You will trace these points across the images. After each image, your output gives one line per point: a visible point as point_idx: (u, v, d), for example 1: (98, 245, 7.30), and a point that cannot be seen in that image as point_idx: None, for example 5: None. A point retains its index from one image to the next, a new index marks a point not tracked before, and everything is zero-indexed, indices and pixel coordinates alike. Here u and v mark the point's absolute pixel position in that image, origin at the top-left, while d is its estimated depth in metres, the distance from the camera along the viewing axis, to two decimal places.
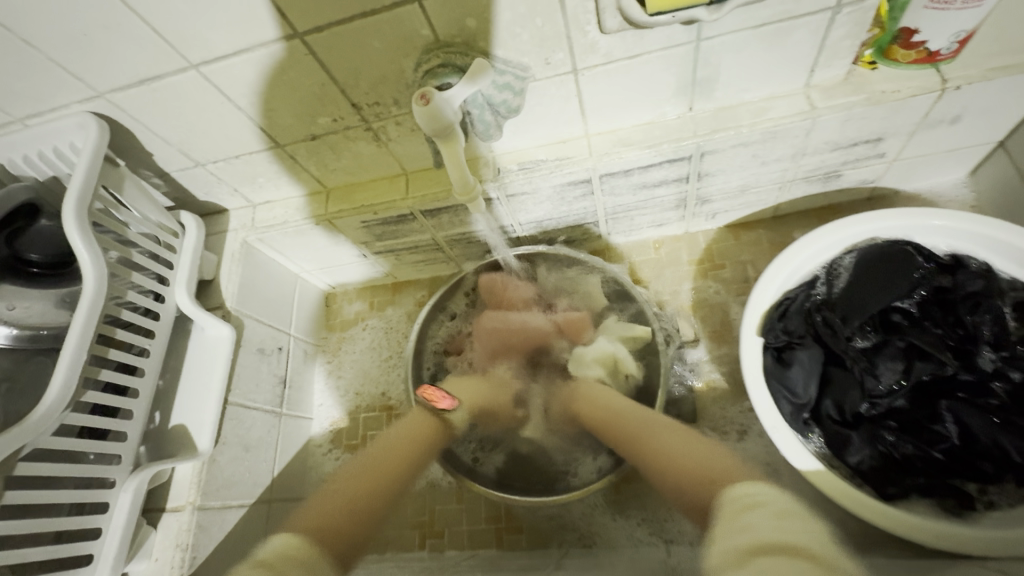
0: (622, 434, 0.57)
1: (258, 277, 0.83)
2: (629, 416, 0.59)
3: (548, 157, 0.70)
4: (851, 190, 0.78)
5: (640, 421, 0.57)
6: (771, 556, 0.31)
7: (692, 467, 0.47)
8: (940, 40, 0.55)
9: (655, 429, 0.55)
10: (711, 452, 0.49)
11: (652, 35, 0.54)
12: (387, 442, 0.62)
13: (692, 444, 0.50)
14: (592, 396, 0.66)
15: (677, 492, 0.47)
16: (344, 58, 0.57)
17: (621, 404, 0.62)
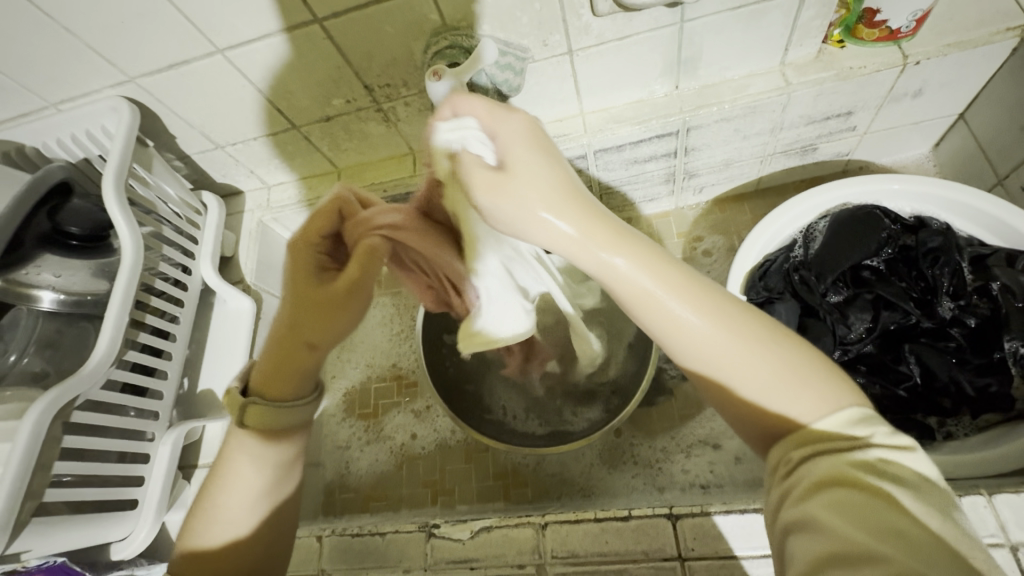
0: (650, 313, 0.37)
1: (274, 255, 0.88)
2: (679, 290, 0.37)
3: (547, 134, 0.75)
4: (827, 164, 0.84)
5: (690, 319, 0.36)
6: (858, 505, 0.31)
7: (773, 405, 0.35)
8: (899, 19, 0.61)
9: (707, 331, 0.36)
10: (796, 360, 0.35)
11: (640, 17, 0.60)
12: (228, 498, 0.49)
13: (767, 342, 0.35)
14: (586, 238, 0.39)
15: (760, 422, 0.36)
16: (358, 42, 0.62)
17: (650, 254, 0.39)
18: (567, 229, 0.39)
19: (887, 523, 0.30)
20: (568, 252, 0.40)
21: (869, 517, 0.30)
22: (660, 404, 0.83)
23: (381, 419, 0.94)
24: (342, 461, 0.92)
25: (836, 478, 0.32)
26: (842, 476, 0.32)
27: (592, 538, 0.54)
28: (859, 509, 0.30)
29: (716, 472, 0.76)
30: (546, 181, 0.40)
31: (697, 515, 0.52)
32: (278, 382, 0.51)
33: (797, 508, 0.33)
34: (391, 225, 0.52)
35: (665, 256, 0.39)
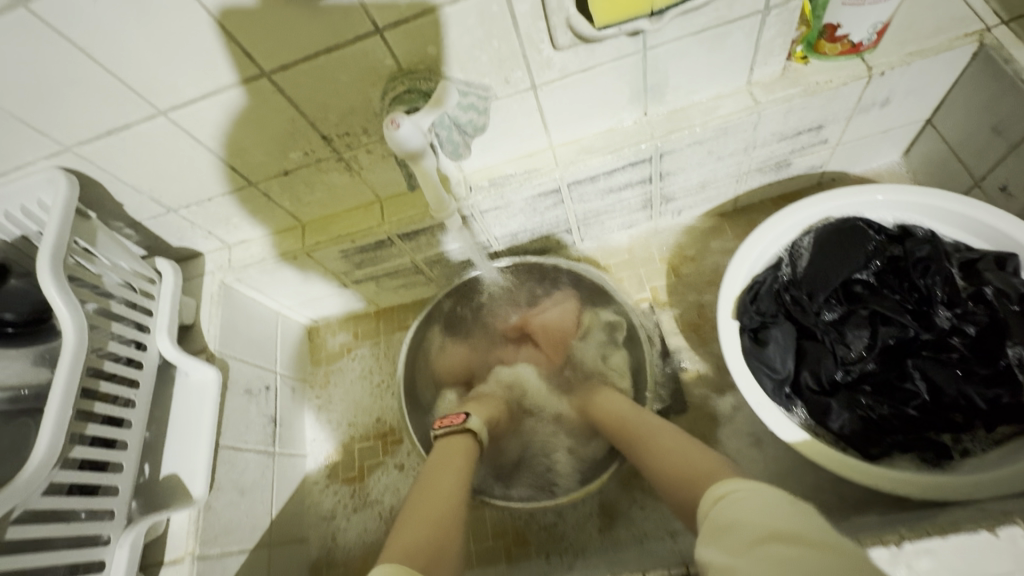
0: (628, 430, 0.62)
1: (239, 318, 0.83)
2: (636, 427, 0.62)
3: (517, 171, 0.73)
4: (801, 177, 0.83)
5: (643, 429, 0.61)
6: (766, 547, 0.34)
7: (675, 463, 0.51)
8: (859, 32, 0.61)
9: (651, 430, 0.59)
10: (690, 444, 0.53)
11: (602, 48, 0.58)
12: (446, 454, 0.64)
13: (675, 440, 0.55)
14: (606, 403, 0.70)
15: (673, 497, 0.49)
16: (311, 93, 0.58)
17: (634, 411, 0.65)
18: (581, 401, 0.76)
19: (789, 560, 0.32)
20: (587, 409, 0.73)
21: (775, 555, 0.33)
22: None
23: (366, 483, 0.88)
24: (329, 532, 0.86)
25: (749, 534, 0.36)
26: (753, 530, 0.36)
27: None
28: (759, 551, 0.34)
29: None
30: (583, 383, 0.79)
31: None
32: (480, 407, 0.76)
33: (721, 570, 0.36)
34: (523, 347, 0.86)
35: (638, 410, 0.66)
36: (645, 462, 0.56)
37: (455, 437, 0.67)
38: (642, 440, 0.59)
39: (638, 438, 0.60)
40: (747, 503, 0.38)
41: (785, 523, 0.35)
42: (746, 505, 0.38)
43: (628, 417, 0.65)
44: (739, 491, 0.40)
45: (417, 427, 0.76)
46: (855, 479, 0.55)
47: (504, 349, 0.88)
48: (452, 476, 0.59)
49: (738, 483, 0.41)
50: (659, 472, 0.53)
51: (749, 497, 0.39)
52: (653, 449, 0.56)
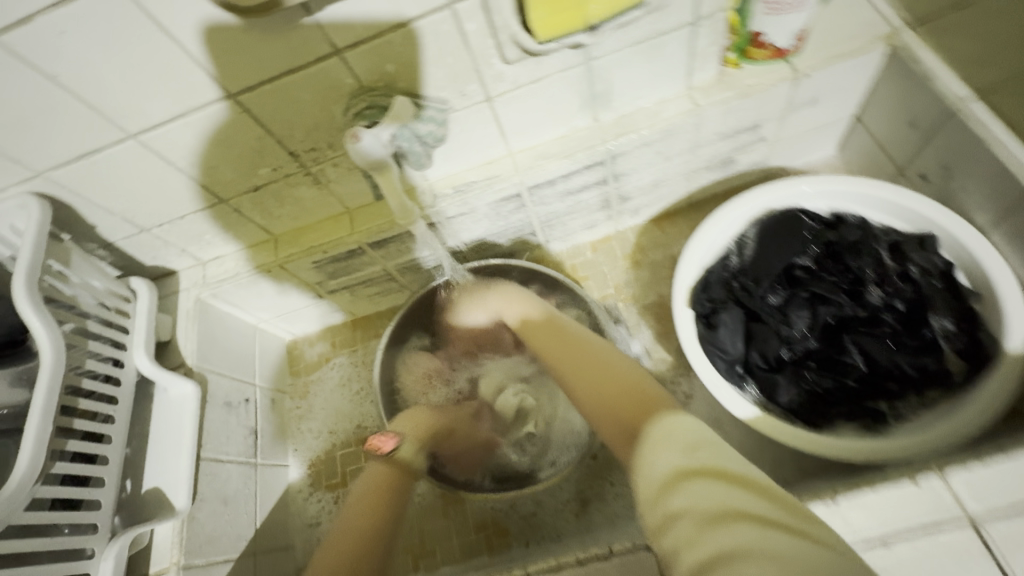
0: (560, 349, 0.62)
1: (216, 332, 0.84)
2: (567, 346, 0.62)
3: (478, 178, 0.77)
4: (747, 173, 0.89)
5: (574, 350, 0.61)
6: (702, 484, 0.37)
7: (609, 391, 0.53)
8: (783, 38, 0.66)
9: (582, 352, 0.60)
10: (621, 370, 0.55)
11: (549, 61, 0.63)
12: (363, 499, 0.61)
13: (605, 364, 0.56)
14: (545, 320, 0.69)
15: (605, 424, 0.51)
16: (276, 112, 0.62)
17: (570, 331, 0.65)
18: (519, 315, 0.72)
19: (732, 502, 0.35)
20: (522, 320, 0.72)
21: (712, 490, 0.36)
22: None
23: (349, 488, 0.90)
24: (313, 538, 0.88)
25: (684, 472, 0.38)
26: (686, 467, 0.38)
27: None
28: (698, 490, 0.37)
29: None
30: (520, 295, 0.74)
31: None
32: (415, 423, 0.72)
33: (658, 512, 0.38)
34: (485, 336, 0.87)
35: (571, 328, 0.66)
36: (574, 375, 0.57)
37: (375, 477, 0.64)
38: (573, 360, 0.59)
39: (570, 356, 0.60)
40: (674, 443, 0.41)
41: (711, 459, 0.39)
42: (675, 444, 0.41)
43: (562, 334, 0.64)
44: (667, 429, 0.43)
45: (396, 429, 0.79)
46: (801, 447, 0.60)
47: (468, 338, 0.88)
48: (366, 524, 0.58)
49: (670, 423, 0.43)
50: (592, 395, 0.54)
51: (678, 434, 0.42)
52: (584, 369, 0.57)
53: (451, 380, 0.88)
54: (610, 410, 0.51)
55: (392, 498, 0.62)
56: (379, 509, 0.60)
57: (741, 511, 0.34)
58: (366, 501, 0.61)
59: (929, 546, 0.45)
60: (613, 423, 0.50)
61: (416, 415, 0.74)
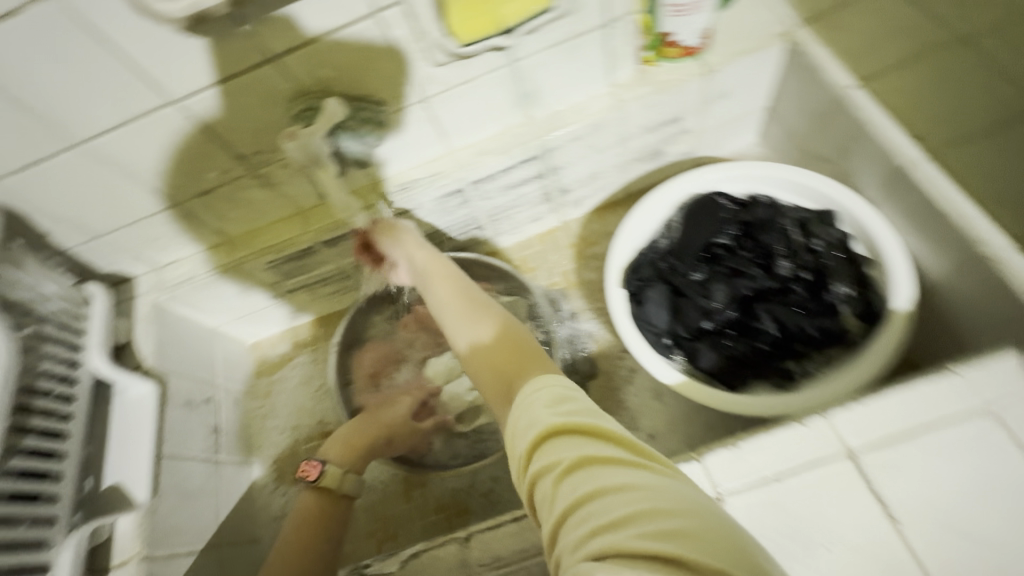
0: (467, 314, 0.65)
1: (175, 335, 0.87)
2: (467, 315, 0.65)
3: (422, 175, 0.81)
4: (678, 163, 0.95)
5: (473, 317, 0.64)
6: (561, 441, 0.41)
7: (497, 357, 0.57)
8: (690, 37, 0.72)
9: (479, 321, 0.63)
10: (513, 336, 0.59)
11: (476, 63, 0.68)
12: (294, 525, 0.64)
13: (499, 331, 0.60)
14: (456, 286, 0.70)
15: (488, 386, 0.56)
16: (219, 116, 0.65)
17: (475, 299, 0.68)
18: (438, 288, 0.72)
19: (589, 454, 0.40)
20: (433, 284, 0.72)
21: (569, 446, 0.41)
22: None
23: None
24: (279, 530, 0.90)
25: (548, 434, 0.42)
26: (548, 427, 0.42)
27: (512, 538, 0.56)
28: (562, 447, 0.41)
29: None
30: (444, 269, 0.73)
31: None
32: (347, 442, 0.71)
33: (527, 473, 0.43)
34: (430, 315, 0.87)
35: (476, 295, 0.69)
36: (472, 345, 0.61)
37: (303, 507, 0.66)
38: (472, 328, 0.63)
39: (469, 325, 0.64)
40: (538, 402, 0.45)
41: (568, 412, 0.43)
42: (540, 406, 0.45)
43: (471, 301, 0.67)
44: (533, 392, 0.47)
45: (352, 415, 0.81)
46: (719, 406, 0.66)
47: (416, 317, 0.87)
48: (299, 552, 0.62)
49: (540, 386, 0.47)
50: (484, 360, 0.58)
51: (545, 393, 0.46)
52: (482, 336, 0.61)
53: (399, 362, 0.87)
54: (497, 371, 0.55)
55: (323, 522, 0.65)
56: (309, 535, 0.63)
57: (593, 467, 0.39)
58: (297, 529, 0.63)
59: (817, 478, 0.50)
60: (496, 382, 0.55)
61: (346, 435, 0.72)
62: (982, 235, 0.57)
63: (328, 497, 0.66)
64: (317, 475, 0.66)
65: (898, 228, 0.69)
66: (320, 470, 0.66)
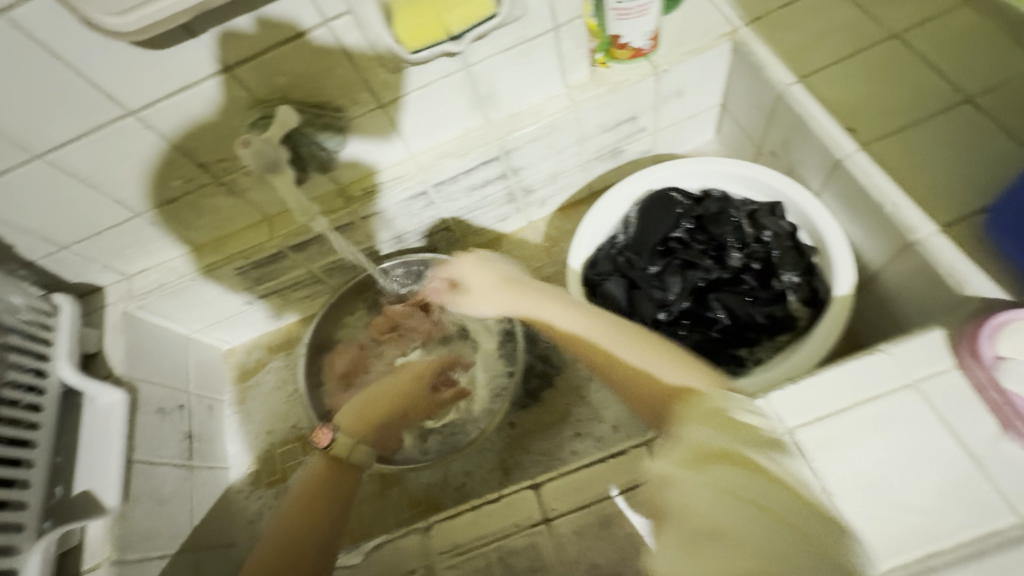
0: (587, 339, 0.64)
1: (146, 343, 0.88)
2: (592, 336, 0.63)
3: (385, 179, 0.83)
4: (638, 161, 0.98)
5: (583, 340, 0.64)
6: (711, 471, 0.45)
7: (643, 381, 0.57)
8: (638, 39, 0.75)
9: (602, 341, 0.62)
10: (649, 359, 0.58)
11: (430, 68, 0.70)
12: (300, 492, 0.62)
13: (631, 352, 0.60)
14: (566, 306, 0.68)
15: (643, 407, 0.58)
16: (179, 125, 0.67)
17: (590, 317, 0.66)
18: (553, 308, 0.69)
19: (736, 492, 0.44)
20: (524, 309, 0.71)
21: (714, 477, 0.45)
22: (546, 399, 0.87)
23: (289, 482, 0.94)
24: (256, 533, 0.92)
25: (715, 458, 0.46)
26: (726, 452, 0.46)
27: (470, 525, 0.57)
28: (718, 477, 0.45)
29: (603, 445, 0.82)
30: (543, 296, 0.70)
31: (556, 476, 0.58)
32: (365, 412, 0.71)
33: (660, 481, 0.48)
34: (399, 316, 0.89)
35: (593, 312, 0.66)
36: (616, 363, 0.61)
37: (312, 474, 0.64)
38: (597, 349, 0.62)
39: (599, 349, 0.62)
40: (715, 419, 0.50)
41: (738, 444, 0.47)
42: (719, 432, 0.49)
43: (587, 320, 0.65)
44: (724, 412, 0.51)
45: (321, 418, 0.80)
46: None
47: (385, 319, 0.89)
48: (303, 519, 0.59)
49: (697, 420, 0.50)
50: (629, 383, 0.59)
51: (711, 416, 0.50)
52: (613, 362, 0.61)
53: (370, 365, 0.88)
54: (647, 392, 0.57)
55: (325, 495, 0.62)
56: (311, 504, 0.61)
57: (722, 510, 0.43)
58: (302, 496, 0.62)
59: None
60: (649, 406, 0.57)
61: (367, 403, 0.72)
62: (910, 222, 0.60)
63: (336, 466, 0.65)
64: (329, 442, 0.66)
65: (840, 218, 0.72)
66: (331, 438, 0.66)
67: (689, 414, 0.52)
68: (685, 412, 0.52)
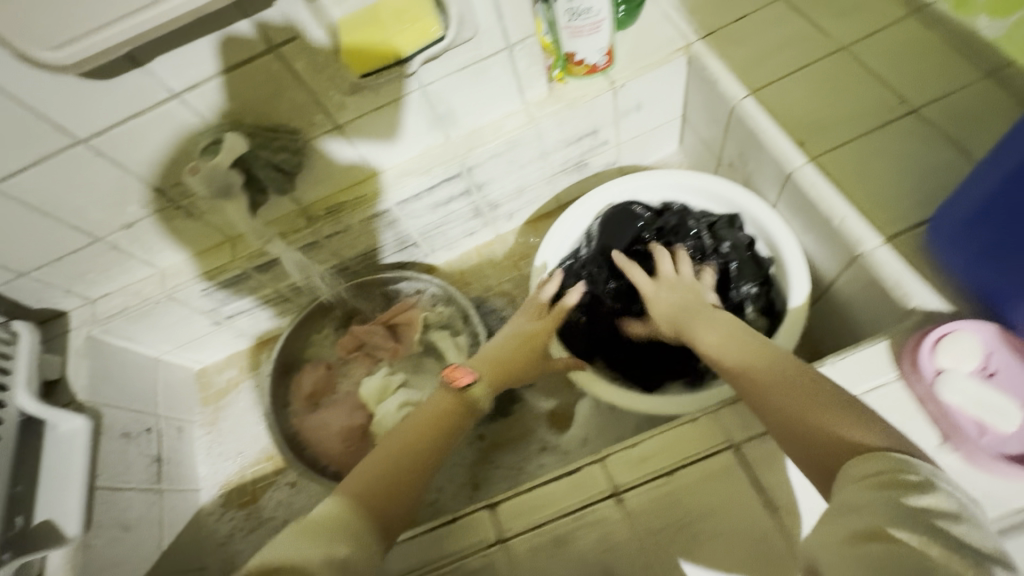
0: (733, 362, 0.54)
1: (111, 367, 0.87)
2: (734, 359, 0.54)
3: (347, 198, 0.83)
4: (604, 174, 0.99)
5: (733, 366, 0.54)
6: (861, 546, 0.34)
7: (800, 417, 0.45)
8: (592, 56, 0.76)
9: (753, 368, 0.52)
10: (810, 396, 0.46)
11: (384, 89, 0.70)
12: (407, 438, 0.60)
13: (782, 387, 0.48)
14: (716, 325, 0.60)
15: (799, 452, 0.44)
16: (132, 151, 0.67)
17: (734, 338, 0.56)
18: (701, 327, 0.61)
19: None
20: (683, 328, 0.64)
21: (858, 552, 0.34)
22: (515, 414, 0.87)
23: (260, 503, 0.94)
24: (226, 556, 0.91)
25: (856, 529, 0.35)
26: (870, 526, 0.35)
27: (427, 548, 0.57)
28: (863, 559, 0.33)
29: (569, 459, 0.82)
30: (701, 315, 0.63)
31: (513, 495, 0.58)
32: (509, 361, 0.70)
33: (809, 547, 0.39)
34: (365, 336, 0.89)
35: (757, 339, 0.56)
36: (759, 395, 0.49)
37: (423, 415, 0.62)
38: (749, 375, 0.51)
39: (742, 375, 0.52)
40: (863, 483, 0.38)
41: (886, 517, 0.35)
42: (864, 497, 0.37)
43: (735, 339, 0.56)
44: (885, 482, 0.37)
45: (286, 444, 0.79)
46: (635, 408, 0.69)
47: (350, 340, 0.89)
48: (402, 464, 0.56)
49: (871, 472, 0.38)
50: (779, 418, 0.47)
51: (870, 482, 0.38)
52: (763, 390, 0.49)
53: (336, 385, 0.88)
54: (803, 431, 0.44)
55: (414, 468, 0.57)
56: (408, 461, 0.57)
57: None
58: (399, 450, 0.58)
59: None
60: (806, 453, 0.44)
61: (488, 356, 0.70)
62: (856, 236, 0.60)
63: (465, 406, 0.63)
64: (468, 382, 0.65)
65: (796, 230, 0.73)
66: (473, 379, 0.65)
67: (866, 469, 0.39)
68: (855, 470, 0.39)
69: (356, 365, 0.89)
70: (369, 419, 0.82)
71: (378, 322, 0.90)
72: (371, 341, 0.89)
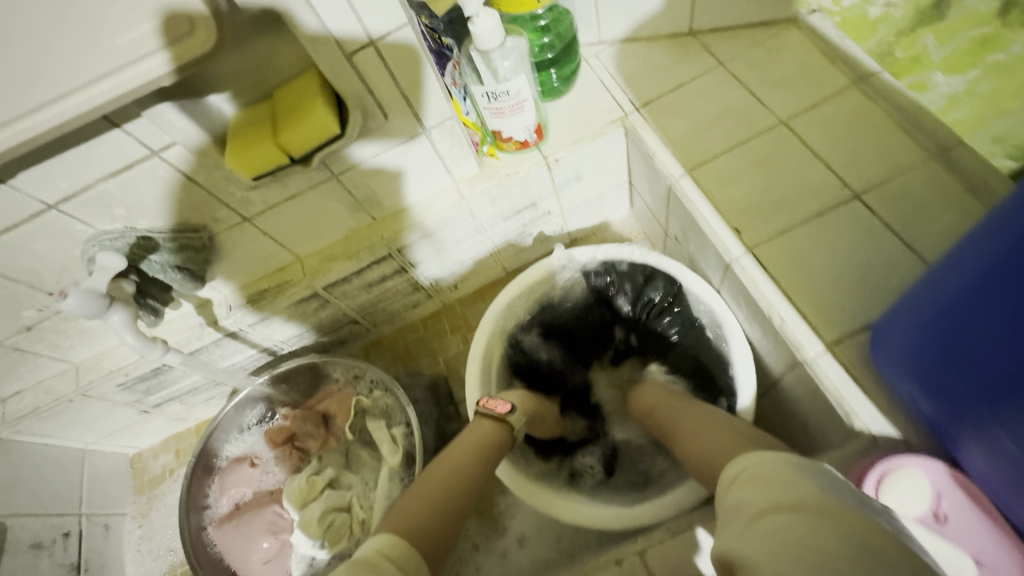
0: (669, 425, 0.61)
1: (24, 470, 0.80)
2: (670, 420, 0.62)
3: (269, 286, 0.78)
4: (552, 240, 0.94)
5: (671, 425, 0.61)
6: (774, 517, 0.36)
7: (705, 450, 0.52)
8: (519, 134, 0.71)
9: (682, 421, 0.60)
10: (715, 432, 0.53)
11: (292, 180, 0.65)
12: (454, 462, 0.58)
13: (700, 431, 0.55)
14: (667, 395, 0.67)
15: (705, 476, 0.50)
16: (15, 259, 0.61)
17: (677, 404, 0.64)
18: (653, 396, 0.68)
19: (792, 544, 0.34)
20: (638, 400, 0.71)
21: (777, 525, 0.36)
22: None
23: None
24: None
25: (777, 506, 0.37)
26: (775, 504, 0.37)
27: None
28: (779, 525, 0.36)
29: (508, 562, 0.76)
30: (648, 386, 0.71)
31: None
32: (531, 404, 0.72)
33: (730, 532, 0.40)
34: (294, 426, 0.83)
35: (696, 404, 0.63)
36: (685, 443, 0.56)
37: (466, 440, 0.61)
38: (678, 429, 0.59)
39: (675, 433, 0.59)
40: (771, 475, 0.41)
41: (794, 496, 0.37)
42: (765, 488, 0.40)
43: (678, 404, 0.64)
44: (776, 466, 0.41)
45: (195, 553, 0.74)
46: (583, 521, 0.65)
47: (279, 429, 0.83)
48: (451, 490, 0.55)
49: (750, 461, 0.44)
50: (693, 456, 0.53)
51: (765, 471, 0.41)
52: (688, 437, 0.56)
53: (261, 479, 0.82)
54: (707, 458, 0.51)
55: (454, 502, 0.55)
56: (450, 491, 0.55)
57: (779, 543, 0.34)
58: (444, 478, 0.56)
59: None
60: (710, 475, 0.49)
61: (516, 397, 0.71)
62: (796, 340, 0.55)
63: (501, 437, 0.63)
64: (508, 411, 0.66)
65: (739, 317, 0.68)
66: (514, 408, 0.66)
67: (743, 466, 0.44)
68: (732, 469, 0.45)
69: (284, 456, 0.82)
70: (290, 526, 0.76)
71: (310, 407, 0.84)
72: (301, 430, 0.83)
